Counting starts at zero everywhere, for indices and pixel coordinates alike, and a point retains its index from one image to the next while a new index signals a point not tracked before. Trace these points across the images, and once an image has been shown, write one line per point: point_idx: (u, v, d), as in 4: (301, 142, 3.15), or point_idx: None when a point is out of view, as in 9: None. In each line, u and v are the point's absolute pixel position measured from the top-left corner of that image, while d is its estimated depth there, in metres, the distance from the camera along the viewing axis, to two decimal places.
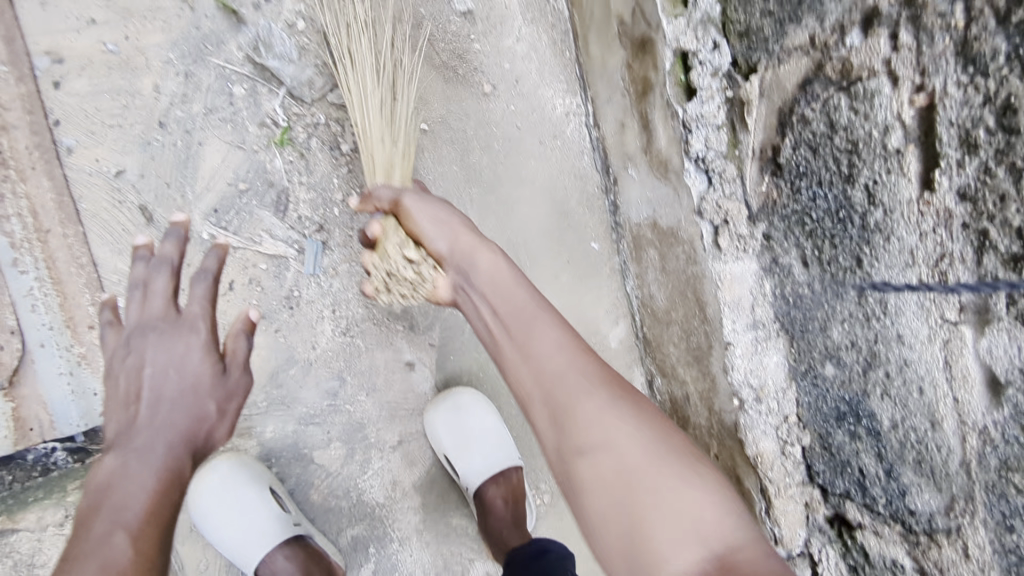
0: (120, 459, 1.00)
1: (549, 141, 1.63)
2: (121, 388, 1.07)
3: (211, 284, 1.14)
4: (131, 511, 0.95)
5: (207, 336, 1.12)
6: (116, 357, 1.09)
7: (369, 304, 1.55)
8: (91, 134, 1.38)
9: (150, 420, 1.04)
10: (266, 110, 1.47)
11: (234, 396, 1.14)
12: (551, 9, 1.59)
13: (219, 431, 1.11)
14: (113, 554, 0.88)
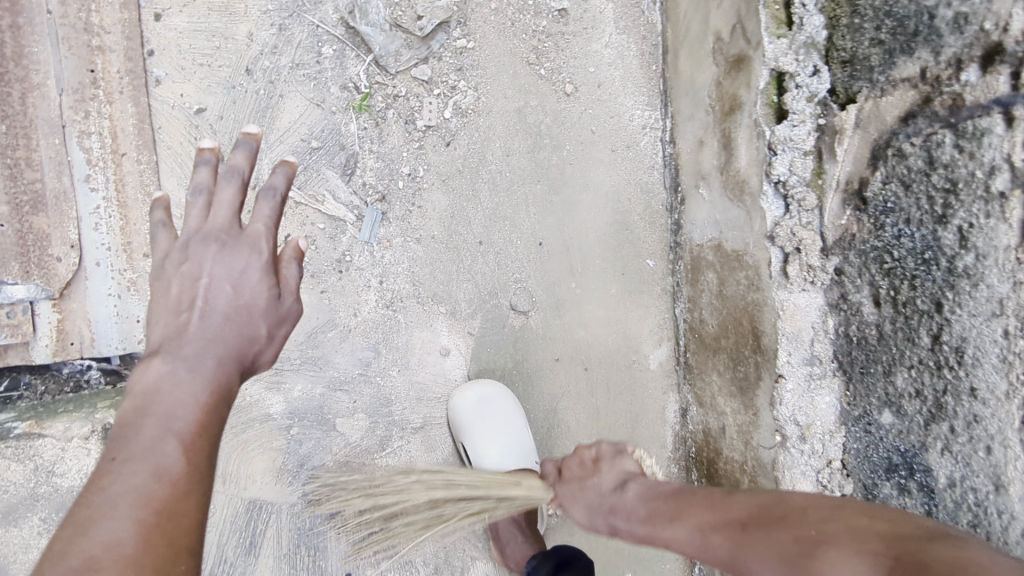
0: (168, 365, 0.84)
1: (621, 151, 1.61)
2: (172, 295, 0.90)
3: (279, 206, 0.98)
4: (181, 422, 0.80)
5: (267, 258, 0.94)
6: (171, 262, 0.92)
7: (415, 281, 1.55)
8: (181, 69, 1.43)
9: (202, 331, 0.87)
10: (350, 74, 1.48)
11: (288, 321, 0.96)
12: (645, 21, 1.58)
13: (266, 357, 0.93)
14: (165, 461, 0.77)
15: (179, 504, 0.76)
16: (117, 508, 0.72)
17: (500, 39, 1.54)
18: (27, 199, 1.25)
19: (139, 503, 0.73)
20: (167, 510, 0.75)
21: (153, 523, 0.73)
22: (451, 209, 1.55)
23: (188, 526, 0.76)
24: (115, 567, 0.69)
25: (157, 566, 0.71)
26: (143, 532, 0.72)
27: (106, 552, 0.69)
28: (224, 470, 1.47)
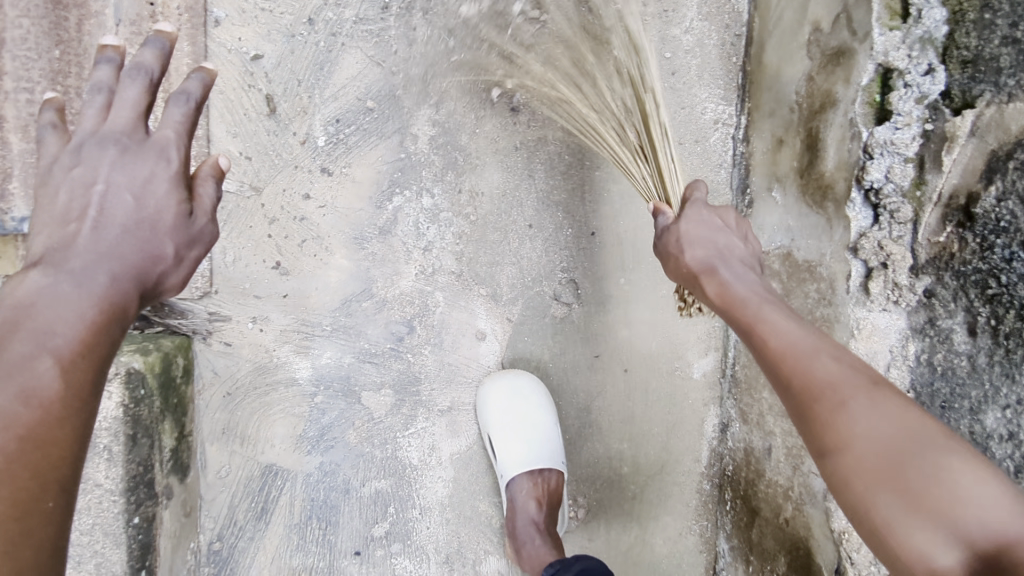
0: (49, 278, 0.77)
1: (690, 144, 1.52)
2: (62, 203, 0.83)
3: (192, 111, 0.90)
4: (59, 338, 0.73)
5: (178, 168, 0.88)
6: (58, 166, 0.85)
7: (458, 257, 1.47)
8: (242, 13, 1.35)
9: (94, 243, 0.80)
10: (415, 34, 1.41)
11: (200, 243, 0.90)
12: (730, 9, 1.49)
13: (175, 281, 0.87)
14: (36, 382, 0.69)
15: (51, 432, 0.69)
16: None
17: None
18: None
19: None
20: (34, 439, 0.68)
21: (15, 454, 0.66)
22: (504, 186, 1.47)
23: (61, 460, 0.69)
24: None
25: (16, 503, 0.65)
26: (1, 461, 0.65)
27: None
28: (242, 431, 1.41)
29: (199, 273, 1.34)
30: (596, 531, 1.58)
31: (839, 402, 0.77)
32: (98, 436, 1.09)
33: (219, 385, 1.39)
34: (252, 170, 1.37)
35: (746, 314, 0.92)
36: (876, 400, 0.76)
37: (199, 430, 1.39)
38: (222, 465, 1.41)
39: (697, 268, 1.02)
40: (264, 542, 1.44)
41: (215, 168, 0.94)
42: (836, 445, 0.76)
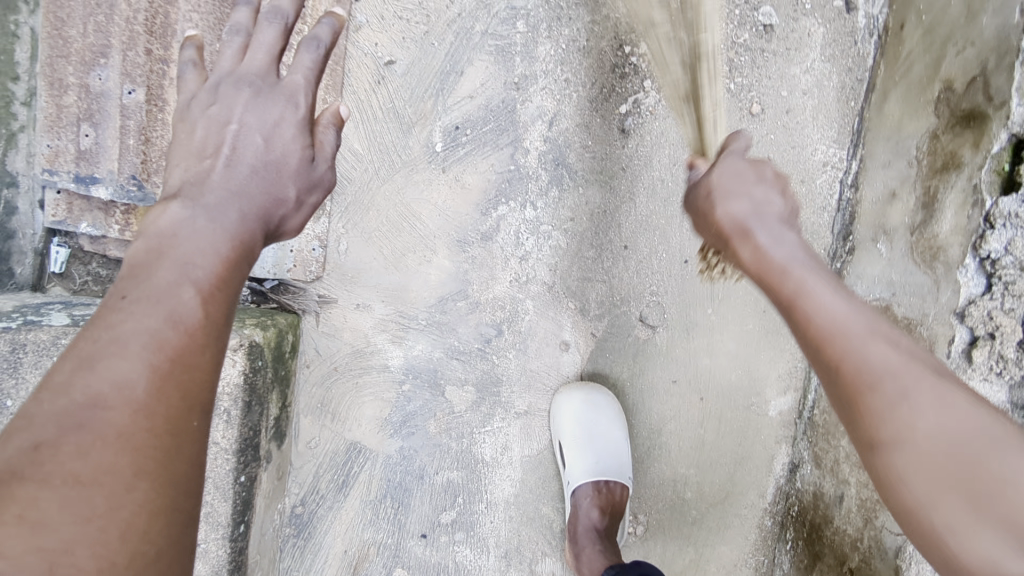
0: (187, 210, 0.81)
1: (795, 184, 1.52)
2: (198, 139, 0.89)
3: (321, 58, 0.96)
4: (200, 272, 0.76)
5: (304, 113, 0.93)
6: (199, 103, 0.91)
7: (553, 269, 1.53)
8: (382, 19, 1.42)
9: (226, 180, 0.86)
10: (539, 54, 1.46)
11: (317, 189, 0.95)
12: (856, 52, 1.48)
13: (294, 224, 0.93)
14: (182, 308, 0.72)
15: (196, 356, 0.71)
16: (128, 351, 0.67)
17: None
18: None
19: (153, 347, 0.68)
20: (184, 361, 0.69)
21: (168, 372, 0.68)
22: (605, 206, 1.52)
23: (205, 386, 0.71)
24: (123, 408, 0.64)
25: (169, 418, 0.66)
26: (156, 378, 0.67)
27: (117, 391, 0.64)
28: (334, 408, 1.52)
29: (315, 258, 1.44)
30: (652, 549, 1.62)
31: (898, 393, 0.75)
32: (220, 399, 1.17)
33: (319, 362, 1.50)
34: (372, 167, 1.45)
35: (791, 280, 0.85)
36: (939, 381, 0.75)
37: (296, 402, 1.49)
38: (313, 437, 1.52)
39: (730, 226, 0.92)
40: (341, 513, 1.55)
41: (336, 116, 0.98)
42: (890, 439, 0.74)
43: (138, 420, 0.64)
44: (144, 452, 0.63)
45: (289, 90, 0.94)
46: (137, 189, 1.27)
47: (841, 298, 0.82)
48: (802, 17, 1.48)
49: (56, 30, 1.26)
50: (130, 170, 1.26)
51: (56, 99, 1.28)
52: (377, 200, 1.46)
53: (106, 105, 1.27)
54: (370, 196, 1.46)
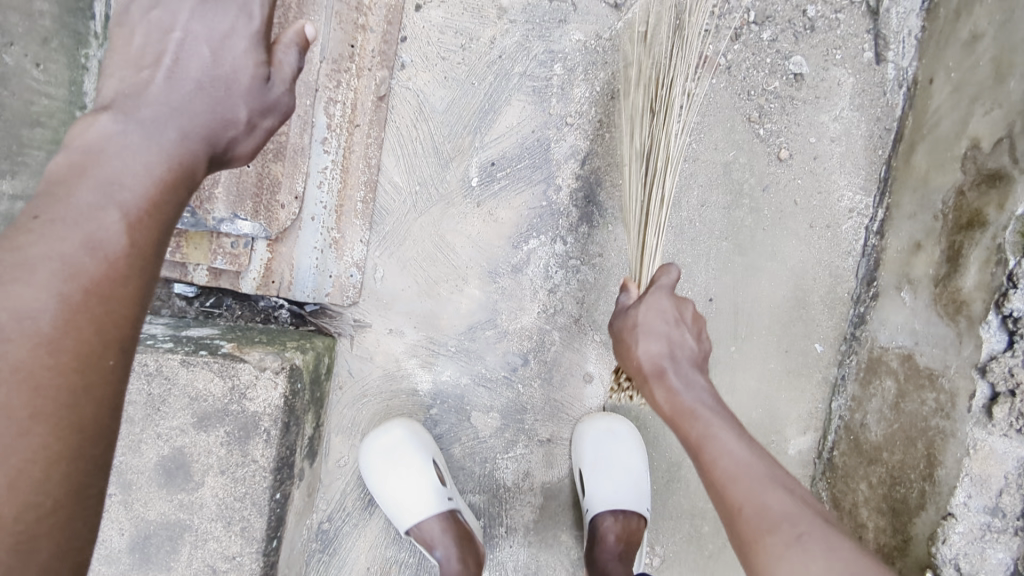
0: (120, 124, 0.83)
1: (820, 229, 1.56)
2: (138, 47, 0.92)
3: None
4: (126, 194, 0.78)
5: (258, 26, 0.95)
6: (139, 6, 0.93)
7: (580, 302, 1.58)
8: (425, 59, 1.48)
9: (167, 92, 0.88)
10: (574, 96, 1.51)
11: (271, 112, 0.96)
12: (884, 102, 1.51)
13: (244, 148, 0.95)
14: (101, 233, 0.74)
15: (114, 288, 0.74)
16: (35, 280, 0.69)
17: (728, 91, 1.53)
18: (273, 147, 1.37)
19: (67, 277, 0.71)
20: (97, 292, 0.73)
21: (79, 303, 0.71)
22: (633, 244, 1.56)
23: (122, 320, 0.75)
24: (24, 342, 0.67)
25: (75, 354, 0.70)
26: (67, 307, 0.70)
27: (20, 320, 0.67)
28: (364, 429, 1.57)
29: (352, 284, 1.51)
30: None
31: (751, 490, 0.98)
32: (261, 419, 1.22)
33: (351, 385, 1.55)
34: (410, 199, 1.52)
35: (697, 428, 1.08)
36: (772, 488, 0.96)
37: (328, 421, 1.55)
38: (341, 455, 1.57)
39: (650, 367, 1.19)
40: (365, 530, 1.59)
41: (298, 37, 0.98)
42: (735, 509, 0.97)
43: (40, 355, 0.68)
44: (43, 391, 0.67)
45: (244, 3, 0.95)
46: (189, 215, 1.32)
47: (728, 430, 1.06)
48: (832, 66, 1.52)
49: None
50: None
51: None
52: (414, 231, 1.52)
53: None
54: (406, 226, 1.52)
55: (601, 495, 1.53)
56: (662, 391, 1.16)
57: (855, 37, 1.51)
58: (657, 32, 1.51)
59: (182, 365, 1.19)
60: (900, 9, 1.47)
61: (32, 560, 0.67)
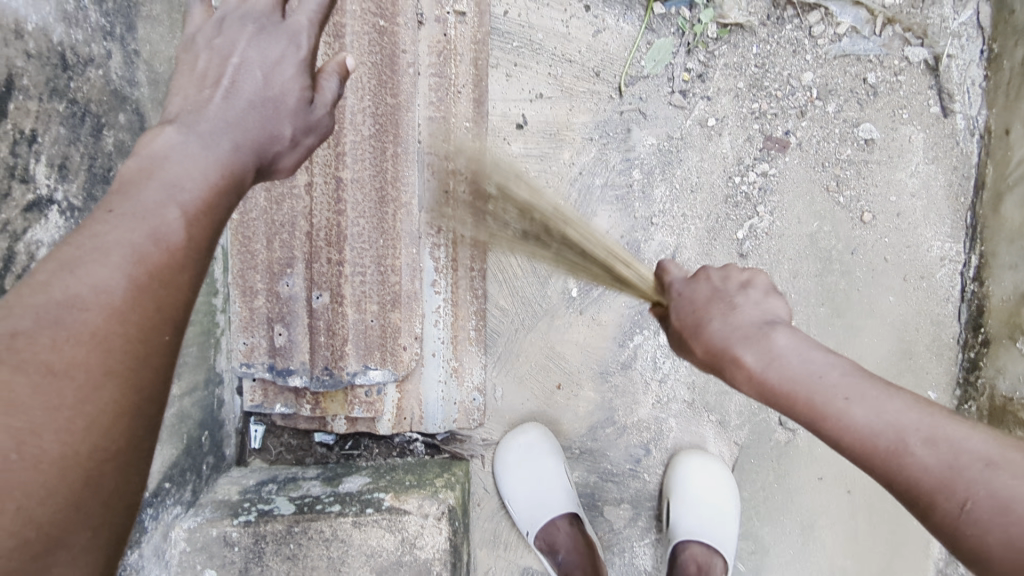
0: (182, 136, 0.83)
1: (915, 280, 1.59)
2: (199, 68, 0.91)
3: (325, 6, 0.98)
4: (187, 194, 0.79)
5: (305, 55, 0.95)
6: (203, 35, 0.93)
7: (691, 387, 1.63)
8: (512, 189, 1.58)
9: (224, 109, 0.88)
10: (656, 197, 1.58)
11: (315, 132, 0.96)
12: (959, 151, 1.55)
13: (285, 162, 0.94)
14: (166, 227, 0.74)
15: (175, 275, 0.73)
16: (109, 261, 0.69)
17: (802, 165, 1.58)
18: (389, 297, 1.47)
19: (133, 261, 0.70)
20: (161, 277, 0.72)
21: (146, 285, 0.70)
22: None
23: (181, 303, 0.74)
24: (100, 311, 0.66)
25: (142, 328, 0.69)
26: (134, 286, 0.69)
27: (95, 294, 0.67)
28: (506, 538, 1.65)
29: (476, 407, 1.58)
30: None
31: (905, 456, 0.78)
32: (432, 564, 1.30)
33: (487, 499, 1.64)
34: (517, 318, 1.61)
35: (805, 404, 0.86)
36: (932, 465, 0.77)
37: (473, 537, 1.63)
38: (489, 566, 1.65)
39: (718, 354, 0.96)
40: None
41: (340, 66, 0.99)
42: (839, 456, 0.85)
43: (113, 323, 0.67)
44: (113, 354, 0.66)
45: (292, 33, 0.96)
46: (329, 376, 1.44)
47: (797, 365, 0.88)
48: (901, 125, 1.56)
49: (244, 245, 1.46)
50: (322, 363, 1.44)
51: (247, 303, 1.48)
52: (525, 347, 1.61)
53: (294, 305, 1.44)
54: (518, 343, 1.61)
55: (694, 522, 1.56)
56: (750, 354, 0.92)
57: (918, 94, 1.55)
58: (725, 123, 1.57)
59: (356, 525, 1.30)
60: (958, 62, 1.53)
61: (97, 496, 0.64)
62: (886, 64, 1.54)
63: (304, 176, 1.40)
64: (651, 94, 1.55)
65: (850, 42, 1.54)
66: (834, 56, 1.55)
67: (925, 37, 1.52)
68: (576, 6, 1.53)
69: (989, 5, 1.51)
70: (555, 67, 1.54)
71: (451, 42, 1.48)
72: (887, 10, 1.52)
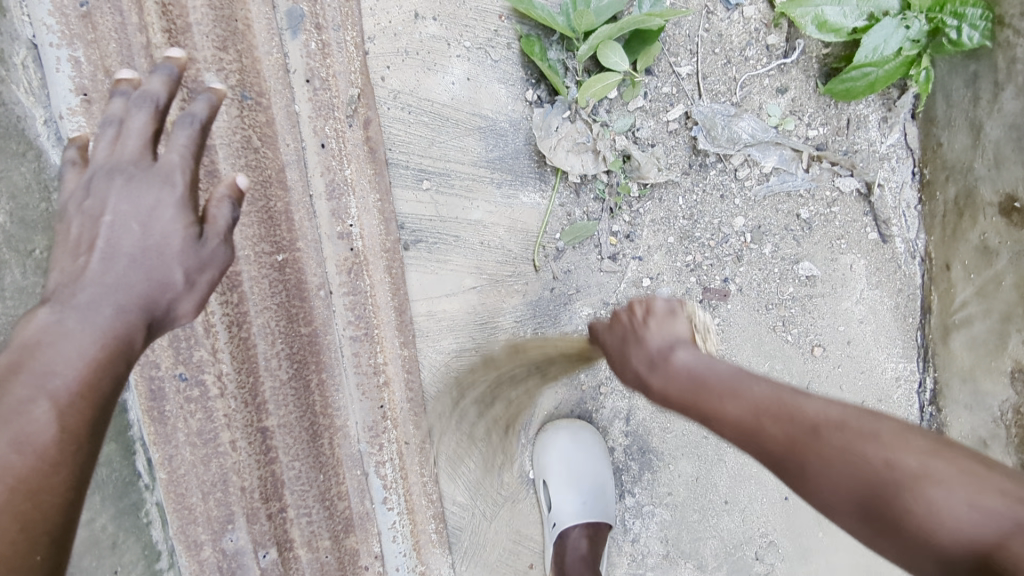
0: (56, 314, 0.72)
1: (874, 405, 1.54)
2: (72, 235, 0.77)
3: (198, 133, 0.83)
4: (59, 378, 0.68)
5: (184, 193, 0.80)
6: (72, 201, 0.78)
7: (665, 540, 1.59)
8: (450, 386, 1.51)
9: (102, 274, 0.74)
10: (600, 370, 1.52)
11: (211, 267, 0.81)
12: (902, 274, 1.50)
13: (187, 307, 0.80)
14: (31, 427, 0.64)
15: (45, 480, 0.64)
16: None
17: (746, 309, 1.50)
18: (342, 525, 1.38)
19: None
20: (28, 488, 0.63)
21: (7, 503, 0.61)
22: (698, 479, 1.57)
23: (53, 511, 0.64)
24: None
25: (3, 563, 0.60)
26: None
27: None
28: None
29: None
30: None
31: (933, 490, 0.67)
32: None
33: None
34: (477, 510, 1.56)
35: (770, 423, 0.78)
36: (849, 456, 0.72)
37: None
38: None
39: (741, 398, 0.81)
40: None
41: (230, 186, 0.84)
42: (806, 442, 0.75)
43: None
44: None
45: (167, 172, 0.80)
46: None
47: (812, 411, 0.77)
48: (841, 254, 1.48)
49: (179, 502, 1.23)
50: None
51: (195, 555, 1.25)
52: (490, 535, 1.57)
53: (242, 558, 1.25)
54: (483, 534, 1.57)
55: (561, 509, 1.49)
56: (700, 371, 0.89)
57: (855, 222, 1.48)
58: (661, 279, 1.49)
59: None
60: (891, 185, 1.46)
61: None
62: (819, 197, 1.46)
63: (227, 433, 1.21)
64: (578, 265, 1.48)
65: (778, 180, 1.45)
66: (764, 196, 1.46)
67: (854, 168, 1.45)
68: (486, 186, 1.45)
69: (916, 126, 1.45)
70: (477, 257, 1.47)
71: (359, 255, 1.38)
72: (811, 145, 1.44)
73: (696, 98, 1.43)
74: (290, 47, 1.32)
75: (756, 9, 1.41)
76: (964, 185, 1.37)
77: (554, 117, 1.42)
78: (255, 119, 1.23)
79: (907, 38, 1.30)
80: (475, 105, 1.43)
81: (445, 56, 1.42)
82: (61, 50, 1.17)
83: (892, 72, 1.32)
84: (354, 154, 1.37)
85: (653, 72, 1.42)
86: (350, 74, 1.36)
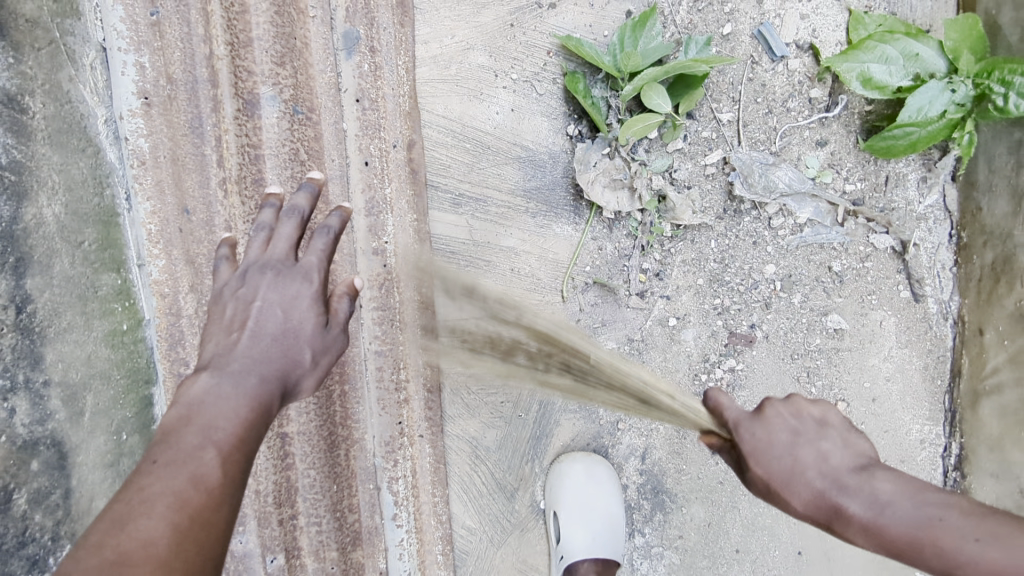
0: (215, 378, 0.85)
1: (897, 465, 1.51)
2: (226, 315, 0.93)
3: (332, 241, 1.00)
4: (221, 432, 0.80)
5: (318, 287, 0.97)
6: (228, 288, 0.95)
7: None
8: (468, 408, 1.52)
9: (250, 348, 0.89)
10: (620, 407, 1.52)
11: (331, 351, 0.98)
12: (933, 335, 1.48)
13: (309, 383, 0.95)
14: (203, 469, 0.75)
15: (213, 515, 0.73)
16: (154, 512, 0.69)
17: (771, 357, 1.49)
18: (350, 538, 1.38)
19: (176, 507, 0.71)
20: (200, 518, 0.72)
21: (187, 530, 0.70)
22: (710, 525, 1.55)
23: (218, 541, 0.73)
24: (149, 565, 0.65)
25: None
26: (177, 535, 0.69)
27: (142, 548, 0.66)
28: None
29: None
30: None
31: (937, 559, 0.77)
32: None
33: None
34: (486, 536, 1.56)
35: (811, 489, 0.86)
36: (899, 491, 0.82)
37: None
38: None
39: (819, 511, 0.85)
40: None
41: (349, 285, 1.02)
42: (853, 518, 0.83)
43: None
44: None
45: (305, 270, 0.97)
46: None
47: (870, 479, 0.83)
48: (871, 310, 1.47)
49: None
50: None
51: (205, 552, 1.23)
52: (496, 562, 1.56)
53: (248, 562, 1.23)
54: (489, 561, 1.56)
55: (570, 539, 1.47)
56: (857, 533, 0.82)
57: (886, 279, 1.46)
58: (687, 320, 1.49)
59: None
60: (928, 245, 1.45)
61: None
62: (852, 251, 1.46)
63: None
64: (604, 299, 1.49)
65: (812, 232, 1.45)
66: (796, 246, 1.46)
67: (890, 226, 1.44)
68: (522, 215, 1.47)
69: (955, 188, 1.44)
70: (506, 283, 1.49)
71: (392, 272, 1.39)
72: (847, 200, 1.44)
73: (735, 144, 1.44)
74: (344, 67, 1.36)
75: (801, 62, 1.42)
76: (1002, 252, 1.38)
77: (593, 154, 1.44)
78: (303, 134, 1.29)
79: (952, 102, 1.31)
80: (517, 137, 1.46)
81: (493, 86, 1.45)
82: (128, 54, 1.23)
83: (936, 132, 1.31)
84: (395, 174, 1.41)
85: (695, 116, 1.44)
86: (398, 97, 1.42)
